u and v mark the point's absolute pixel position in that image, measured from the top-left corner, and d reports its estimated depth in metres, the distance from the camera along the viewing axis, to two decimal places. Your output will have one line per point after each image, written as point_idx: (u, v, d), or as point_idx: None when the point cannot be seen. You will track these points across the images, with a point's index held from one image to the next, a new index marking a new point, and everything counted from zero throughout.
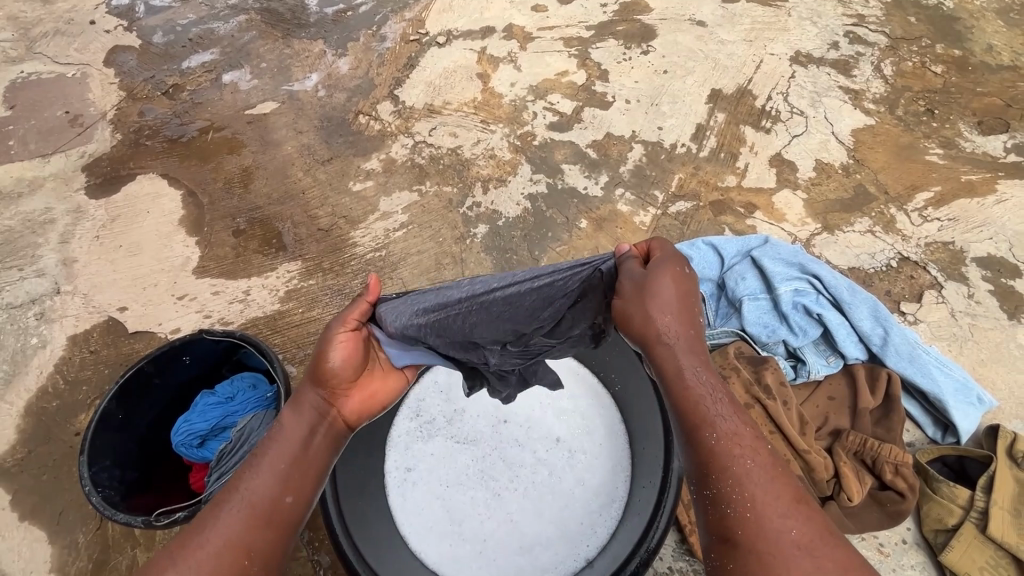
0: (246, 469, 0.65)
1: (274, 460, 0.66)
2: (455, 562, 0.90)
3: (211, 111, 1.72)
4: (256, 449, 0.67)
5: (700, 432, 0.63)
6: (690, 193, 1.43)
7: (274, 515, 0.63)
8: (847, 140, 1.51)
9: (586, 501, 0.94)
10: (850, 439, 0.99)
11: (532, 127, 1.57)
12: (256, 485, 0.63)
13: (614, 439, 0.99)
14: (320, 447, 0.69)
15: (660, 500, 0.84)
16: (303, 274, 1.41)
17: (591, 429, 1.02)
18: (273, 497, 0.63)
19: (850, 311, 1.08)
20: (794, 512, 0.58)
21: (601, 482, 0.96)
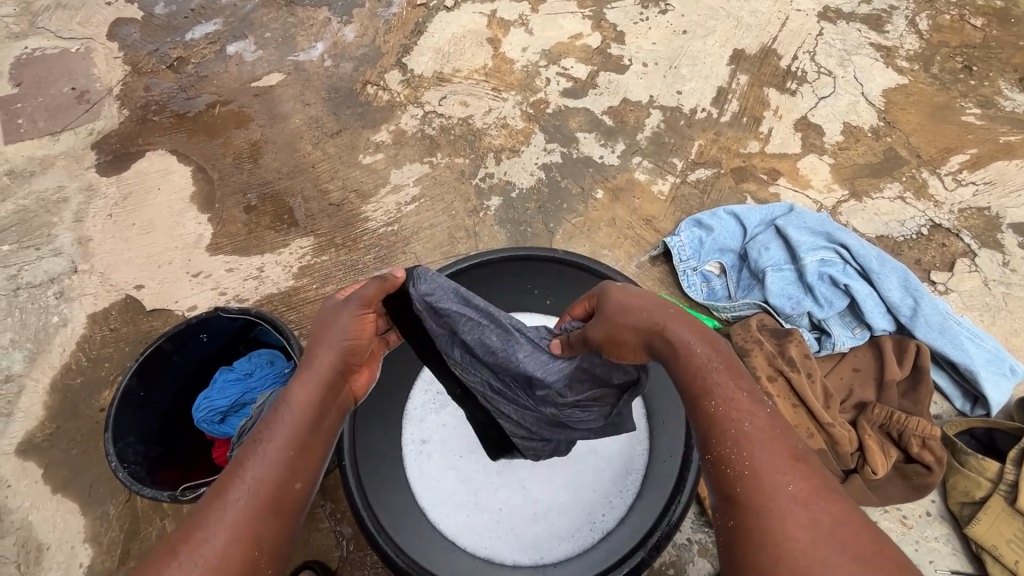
0: (249, 455, 0.59)
1: (285, 441, 0.61)
2: (473, 531, 0.91)
3: (217, 84, 1.69)
4: (258, 432, 0.62)
5: (700, 400, 0.60)
6: (710, 160, 1.38)
7: (284, 499, 0.58)
8: (878, 101, 1.43)
9: (601, 471, 0.94)
10: (875, 412, 0.96)
11: (545, 95, 1.52)
12: (262, 469, 0.58)
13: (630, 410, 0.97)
14: (330, 422, 0.67)
15: (680, 477, 0.81)
16: (316, 251, 1.40)
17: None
18: (282, 481, 0.59)
19: (879, 281, 1.05)
20: (793, 468, 0.54)
21: (618, 454, 0.95)
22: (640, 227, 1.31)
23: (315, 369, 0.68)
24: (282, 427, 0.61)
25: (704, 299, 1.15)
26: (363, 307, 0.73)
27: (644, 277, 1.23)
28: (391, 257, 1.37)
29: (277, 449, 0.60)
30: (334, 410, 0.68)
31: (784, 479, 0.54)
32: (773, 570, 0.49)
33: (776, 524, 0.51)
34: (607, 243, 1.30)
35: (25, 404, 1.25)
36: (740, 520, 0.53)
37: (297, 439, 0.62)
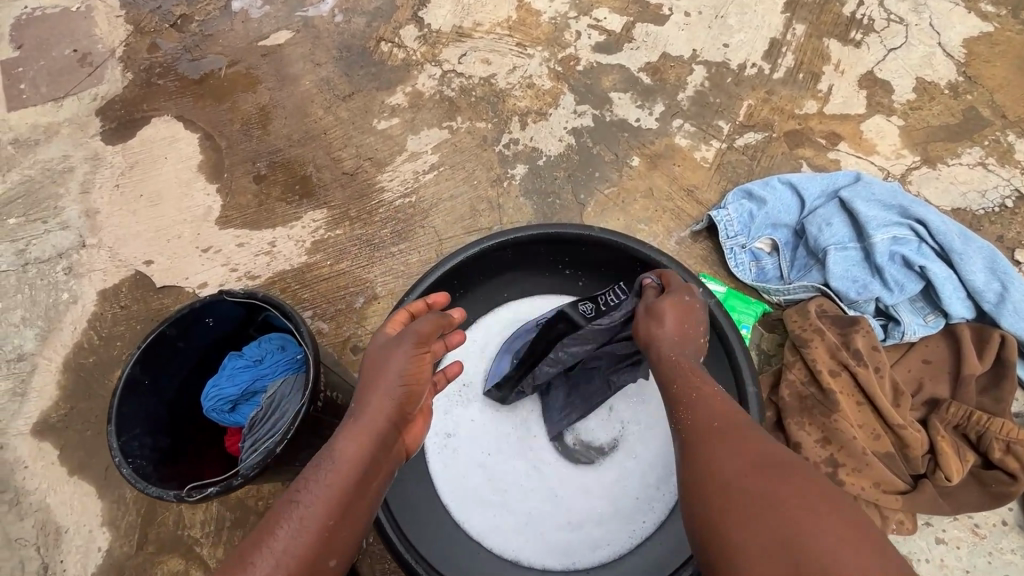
0: (297, 492, 0.55)
1: (332, 497, 0.55)
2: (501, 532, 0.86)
3: (222, 43, 1.58)
4: (309, 471, 0.57)
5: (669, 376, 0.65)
6: (761, 123, 1.24)
7: (325, 550, 0.53)
8: (957, 53, 1.26)
9: (638, 472, 0.88)
10: (951, 411, 0.85)
11: (576, 50, 1.37)
12: (307, 512, 0.54)
13: None
14: (383, 471, 0.61)
15: None
16: (330, 224, 1.31)
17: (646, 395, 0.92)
18: (324, 529, 0.53)
19: (960, 263, 0.92)
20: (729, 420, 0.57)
21: (658, 454, 0.88)
22: (680, 198, 1.19)
23: (367, 418, 0.61)
24: (334, 471, 0.56)
25: (753, 280, 1.04)
26: (420, 344, 0.67)
27: (685, 254, 1.11)
28: (409, 231, 1.28)
29: (320, 504, 0.54)
30: (388, 465, 0.61)
31: (741, 459, 0.52)
32: (709, 506, 0.50)
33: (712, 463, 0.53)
34: (644, 216, 1.19)
35: (39, 383, 1.22)
36: (709, 518, 0.50)
37: (341, 497, 0.55)
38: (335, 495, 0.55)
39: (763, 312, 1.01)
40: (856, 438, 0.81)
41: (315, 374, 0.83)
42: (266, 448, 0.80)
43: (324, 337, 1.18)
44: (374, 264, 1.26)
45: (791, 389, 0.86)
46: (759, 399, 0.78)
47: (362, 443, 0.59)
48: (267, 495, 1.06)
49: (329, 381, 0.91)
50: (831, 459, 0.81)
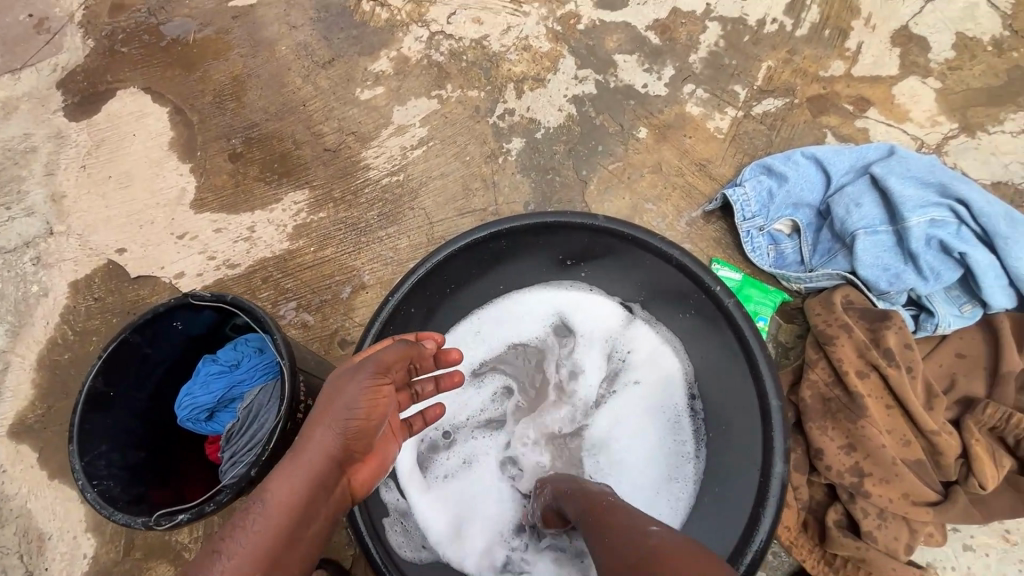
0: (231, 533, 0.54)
1: (265, 542, 0.53)
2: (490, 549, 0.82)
3: (188, 4, 1.43)
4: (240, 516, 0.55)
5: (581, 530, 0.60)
6: (782, 87, 1.12)
7: None
8: (1004, 3, 1.12)
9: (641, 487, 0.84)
10: (988, 412, 0.78)
11: (576, 6, 1.24)
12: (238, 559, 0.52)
13: (681, 420, 0.85)
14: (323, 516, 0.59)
15: (755, 511, 0.70)
16: (312, 207, 1.22)
17: (661, 407, 0.87)
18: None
19: (1005, 248, 0.82)
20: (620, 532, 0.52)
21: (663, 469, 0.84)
22: (691, 174, 1.09)
23: (305, 462, 0.59)
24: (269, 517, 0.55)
25: (772, 266, 0.96)
26: (379, 377, 0.63)
27: (697, 237, 1.02)
28: (398, 213, 1.18)
29: (254, 548, 0.53)
30: (322, 513, 0.59)
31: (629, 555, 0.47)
32: None
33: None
34: (652, 194, 1.09)
35: (13, 382, 1.16)
36: None
37: (271, 547, 0.53)
38: (266, 545, 0.53)
39: (781, 301, 0.93)
40: (885, 445, 0.74)
41: (293, 385, 0.76)
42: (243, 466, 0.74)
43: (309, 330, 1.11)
44: (361, 250, 1.17)
45: (814, 390, 0.79)
46: (784, 414, 0.70)
47: (303, 485, 0.57)
48: None
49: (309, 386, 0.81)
50: (856, 468, 0.74)
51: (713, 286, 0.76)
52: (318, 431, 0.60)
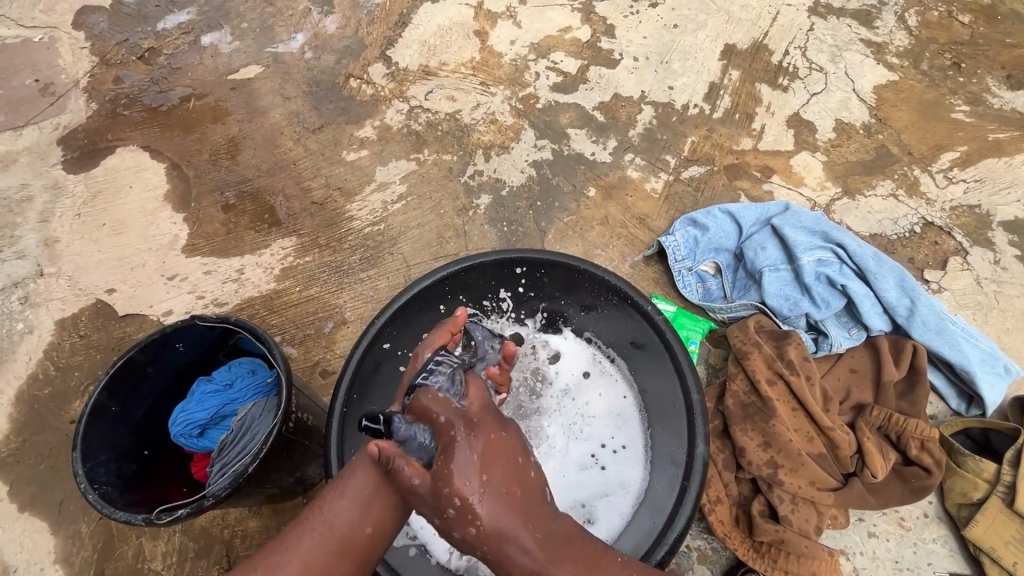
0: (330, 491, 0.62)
1: (351, 499, 0.61)
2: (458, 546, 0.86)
3: (190, 76, 1.61)
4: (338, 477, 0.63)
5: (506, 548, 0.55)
6: (704, 157, 1.36)
7: (348, 544, 0.60)
8: (869, 98, 1.42)
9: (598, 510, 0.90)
10: (874, 413, 0.95)
11: (535, 89, 1.48)
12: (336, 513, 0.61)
13: (632, 429, 0.96)
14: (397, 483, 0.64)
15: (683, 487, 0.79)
16: (299, 251, 1.34)
17: (619, 420, 0.97)
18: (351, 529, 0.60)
19: (875, 282, 1.05)
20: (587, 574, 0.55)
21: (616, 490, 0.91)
22: (633, 226, 1.28)
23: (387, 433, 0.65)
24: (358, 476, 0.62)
25: (700, 300, 1.15)
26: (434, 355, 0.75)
27: (639, 277, 1.21)
28: (378, 257, 1.32)
29: (349, 502, 0.61)
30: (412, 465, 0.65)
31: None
32: None
33: None
34: (600, 242, 1.27)
35: None
36: None
37: (371, 492, 0.63)
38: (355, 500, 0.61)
39: (709, 329, 1.11)
40: (792, 440, 0.90)
41: (287, 395, 0.85)
42: (234, 471, 0.81)
43: (292, 362, 1.20)
44: (343, 289, 1.29)
45: (734, 398, 0.95)
46: (705, 408, 0.82)
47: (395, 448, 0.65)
48: (233, 522, 1.05)
49: (298, 401, 0.94)
50: (771, 461, 0.90)
51: (647, 307, 0.90)
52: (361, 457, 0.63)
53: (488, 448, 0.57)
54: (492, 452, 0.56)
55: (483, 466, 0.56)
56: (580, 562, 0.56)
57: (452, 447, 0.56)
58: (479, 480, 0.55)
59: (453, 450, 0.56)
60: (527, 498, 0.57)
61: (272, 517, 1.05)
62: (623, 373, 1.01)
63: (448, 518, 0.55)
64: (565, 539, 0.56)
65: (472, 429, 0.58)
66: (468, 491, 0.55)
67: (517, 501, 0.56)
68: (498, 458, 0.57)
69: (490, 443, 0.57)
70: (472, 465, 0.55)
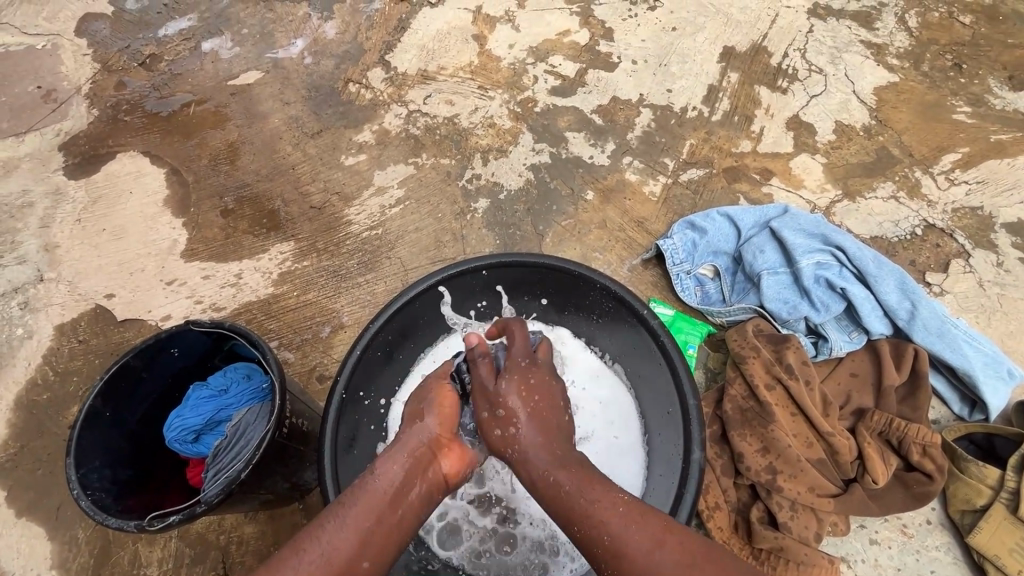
0: (330, 518, 0.64)
1: (354, 522, 0.63)
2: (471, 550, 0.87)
3: (191, 82, 1.62)
4: (345, 495, 0.66)
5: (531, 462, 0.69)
6: (702, 160, 1.35)
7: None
8: (869, 99, 1.41)
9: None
10: (875, 418, 0.94)
11: (533, 93, 1.48)
12: (339, 534, 0.62)
13: (631, 433, 0.94)
14: (415, 497, 0.68)
15: (679, 495, 0.78)
16: (297, 256, 1.34)
17: (618, 422, 0.95)
18: (353, 555, 0.61)
19: (876, 285, 1.04)
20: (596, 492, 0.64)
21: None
22: (631, 229, 1.28)
23: (403, 445, 0.70)
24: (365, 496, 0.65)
25: (698, 303, 1.14)
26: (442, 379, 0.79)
27: (638, 281, 1.20)
28: (376, 261, 1.32)
29: (354, 522, 0.63)
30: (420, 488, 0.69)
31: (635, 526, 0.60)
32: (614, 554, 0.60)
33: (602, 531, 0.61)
34: (599, 245, 1.27)
35: None
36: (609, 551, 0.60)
37: (376, 513, 0.65)
38: (365, 517, 0.64)
39: (707, 333, 1.10)
40: (791, 446, 0.89)
41: (280, 400, 0.85)
42: (228, 477, 0.81)
43: (289, 367, 1.20)
44: (341, 294, 1.29)
45: (733, 403, 0.94)
46: (702, 413, 0.81)
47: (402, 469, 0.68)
48: (229, 528, 1.05)
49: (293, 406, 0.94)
50: (770, 467, 0.89)
51: (644, 311, 0.89)
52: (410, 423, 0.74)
53: (527, 388, 0.75)
54: (539, 382, 0.76)
55: (527, 388, 0.75)
56: (582, 470, 0.67)
57: (502, 381, 0.75)
58: (521, 394, 0.74)
59: (503, 376, 0.76)
60: (548, 416, 0.73)
61: (269, 523, 1.05)
62: (624, 377, 0.98)
63: (490, 421, 0.73)
64: (574, 458, 0.69)
65: (523, 367, 0.78)
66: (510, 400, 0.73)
67: (544, 416, 0.73)
68: (537, 396, 0.75)
69: (539, 377, 0.77)
70: (518, 387, 0.75)
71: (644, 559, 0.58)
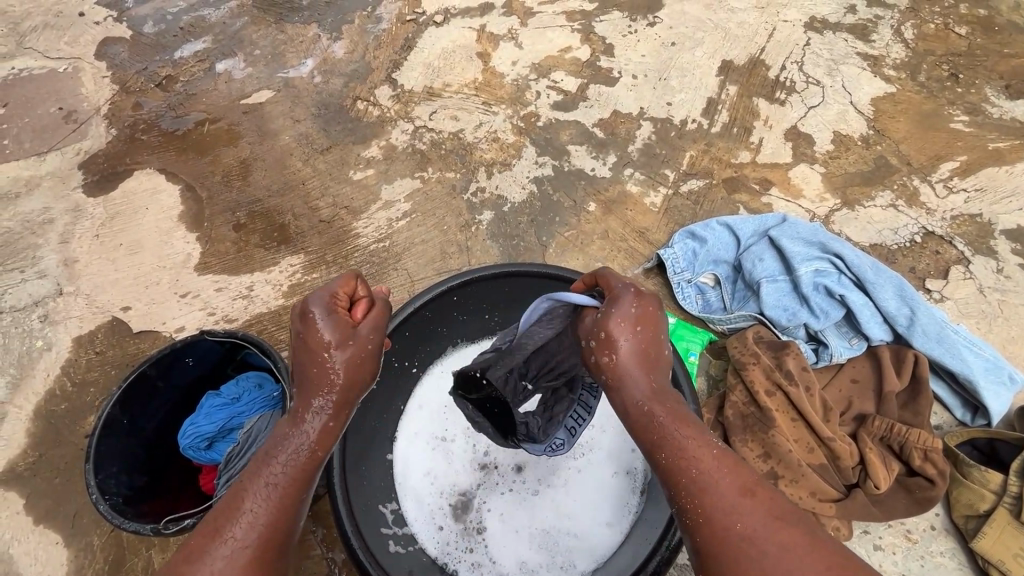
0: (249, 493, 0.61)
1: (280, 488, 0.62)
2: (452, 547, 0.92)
3: (206, 102, 1.67)
4: (267, 459, 0.64)
5: (655, 450, 0.62)
6: (702, 171, 1.38)
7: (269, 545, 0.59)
8: (867, 110, 1.44)
9: (581, 537, 0.91)
10: (875, 424, 0.95)
11: (536, 107, 1.52)
12: (257, 507, 0.61)
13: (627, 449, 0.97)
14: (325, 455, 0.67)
15: None
16: (307, 268, 1.38)
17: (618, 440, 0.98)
18: (279, 528, 0.61)
19: (874, 291, 1.06)
20: (702, 447, 0.60)
21: (600, 512, 0.92)
22: (633, 239, 1.30)
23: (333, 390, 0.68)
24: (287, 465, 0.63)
25: (700, 311, 1.16)
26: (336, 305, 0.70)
27: (639, 289, 1.22)
28: (383, 273, 1.35)
29: (276, 489, 0.62)
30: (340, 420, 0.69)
31: (733, 486, 0.57)
32: (698, 509, 0.57)
33: (699, 472, 0.59)
34: (601, 255, 1.29)
35: (8, 431, 1.22)
36: (698, 509, 0.57)
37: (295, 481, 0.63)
38: (291, 479, 0.63)
39: (709, 340, 1.12)
40: (792, 451, 0.91)
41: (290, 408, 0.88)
42: None
43: None
44: None
45: (734, 409, 0.96)
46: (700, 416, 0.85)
47: (331, 415, 0.67)
48: None
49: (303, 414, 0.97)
50: (771, 472, 0.90)
51: None
52: (318, 358, 0.67)
53: (642, 315, 0.66)
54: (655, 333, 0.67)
55: (638, 328, 0.66)
56: (679, 408, 0.64)
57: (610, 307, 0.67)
58: (632, 338, 0.66)
59: (608, 311, 0.67)
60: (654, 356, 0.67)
61: None
62: None
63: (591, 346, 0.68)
64: (671, 394, 0.65)
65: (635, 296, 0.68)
66: (615, 351, 0.66)
67: (646, 354, 0.66)
68: (648, 323, 0.67)
69: (648, 307, 0.67)
70: (629, 326, 0.66)
71: (729, 509, 0.56)
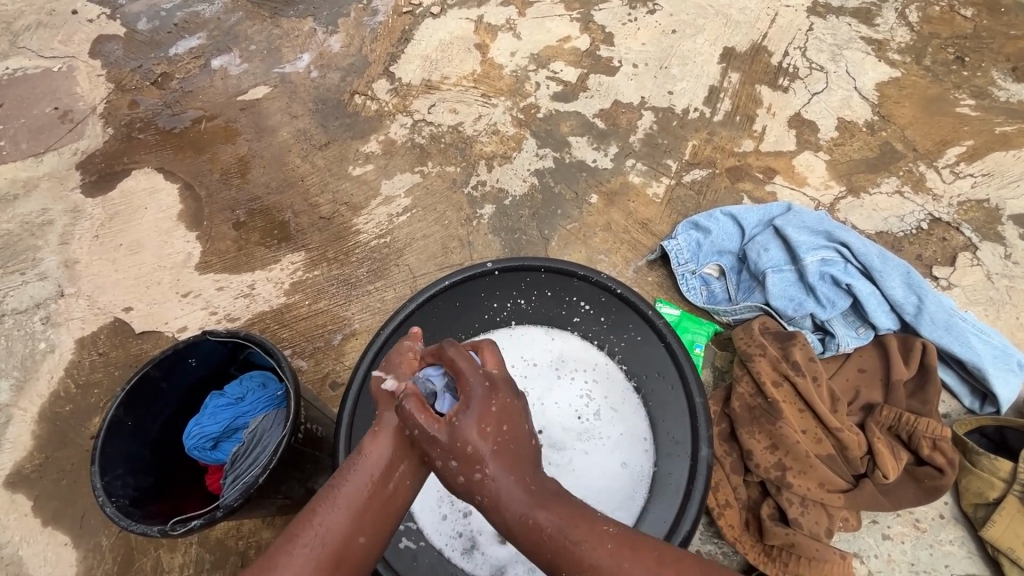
0: (322, 500, 0.62)
1: (352, 510, 0.61)
2: (449, 537, 0.85)
3: (202, 99, 1.66)
4: (339, 474, 0.64)
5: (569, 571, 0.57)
6: (705, 161, 1.36)
7: (346, 553, 0.60)
8: (871, 96, 1.42)
9: None
10: (884, 413, 0.94)
11: (536, 99, 1.50)
12: (332, 517, 0.61)
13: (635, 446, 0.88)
14: (403, 485, 0.65)
15: (688, 488, 0.81)
16: (308, 266, 1.37)
17: (634, 433, 0.89)
18: (346, 536, 0.60)
19: (881, 279, 1.05)
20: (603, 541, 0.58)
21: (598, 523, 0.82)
22: (636, 231, 1.29)
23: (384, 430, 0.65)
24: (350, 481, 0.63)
25: (704, 302, 1.16)
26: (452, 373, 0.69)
27: (644, 282, 1.21)
28: (384, 269, 1.34)
29: (346, 500, 0.62)
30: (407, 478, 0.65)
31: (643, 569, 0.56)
32: None
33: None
34: (604, 248, 1.28)
35: (13, 434, 1.23)
36: None
37: (368, 496, 0.63)
38: (366, 489, 0.63)
39: (714, 332, 1.12)
40: (800, 442, 0.90)
41: (295, 408, 0.87)
42: (245, 481, 0.84)
43: (303, 375, 1.23)
44: (351, 302, 1.31)
45: (741, 401, 0.96)
46: (708, 408, 0.84)
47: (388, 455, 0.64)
48: (248, 533, 1.08)
49: (307, 413, 0.96)
50: (779, 464, 0.90)
51: (649, 312, 0.91)
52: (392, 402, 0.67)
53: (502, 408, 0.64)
54: (517, 415, 0.65)
55: (490, 424, 0.62)
56: (562, 504, 0.61)
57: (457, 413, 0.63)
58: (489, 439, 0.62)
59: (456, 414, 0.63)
60: (521, 452, 0.63)
61: (287, 527, 1.07)
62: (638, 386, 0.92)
63: (451, 467, 0.62)
64: (549, 488, 0.62)
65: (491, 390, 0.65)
66: (477, 443, 0.62)
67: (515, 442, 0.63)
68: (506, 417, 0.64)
69: (504, 402, 0.65)
70: (479, 424, 0.62)
71: None
